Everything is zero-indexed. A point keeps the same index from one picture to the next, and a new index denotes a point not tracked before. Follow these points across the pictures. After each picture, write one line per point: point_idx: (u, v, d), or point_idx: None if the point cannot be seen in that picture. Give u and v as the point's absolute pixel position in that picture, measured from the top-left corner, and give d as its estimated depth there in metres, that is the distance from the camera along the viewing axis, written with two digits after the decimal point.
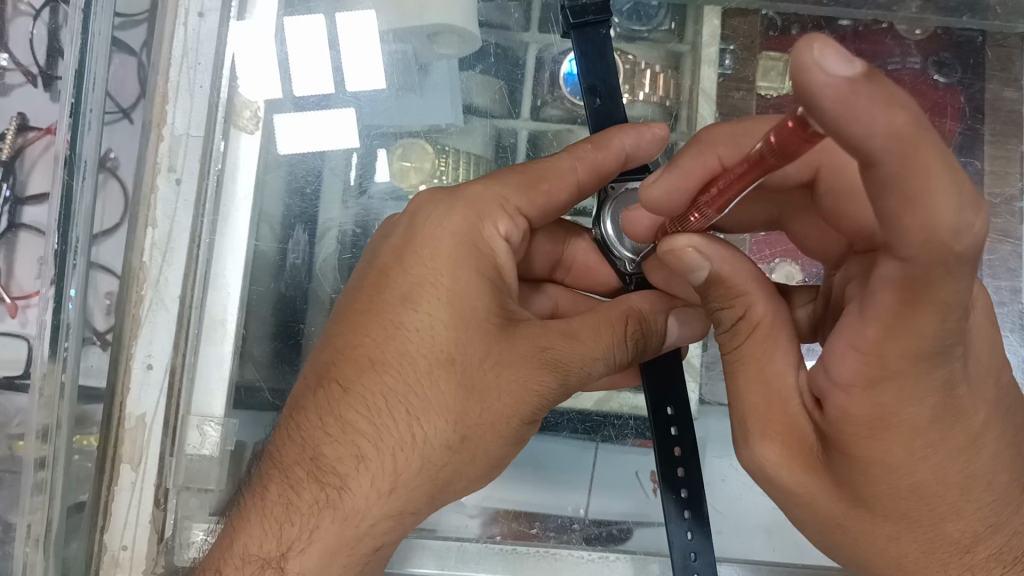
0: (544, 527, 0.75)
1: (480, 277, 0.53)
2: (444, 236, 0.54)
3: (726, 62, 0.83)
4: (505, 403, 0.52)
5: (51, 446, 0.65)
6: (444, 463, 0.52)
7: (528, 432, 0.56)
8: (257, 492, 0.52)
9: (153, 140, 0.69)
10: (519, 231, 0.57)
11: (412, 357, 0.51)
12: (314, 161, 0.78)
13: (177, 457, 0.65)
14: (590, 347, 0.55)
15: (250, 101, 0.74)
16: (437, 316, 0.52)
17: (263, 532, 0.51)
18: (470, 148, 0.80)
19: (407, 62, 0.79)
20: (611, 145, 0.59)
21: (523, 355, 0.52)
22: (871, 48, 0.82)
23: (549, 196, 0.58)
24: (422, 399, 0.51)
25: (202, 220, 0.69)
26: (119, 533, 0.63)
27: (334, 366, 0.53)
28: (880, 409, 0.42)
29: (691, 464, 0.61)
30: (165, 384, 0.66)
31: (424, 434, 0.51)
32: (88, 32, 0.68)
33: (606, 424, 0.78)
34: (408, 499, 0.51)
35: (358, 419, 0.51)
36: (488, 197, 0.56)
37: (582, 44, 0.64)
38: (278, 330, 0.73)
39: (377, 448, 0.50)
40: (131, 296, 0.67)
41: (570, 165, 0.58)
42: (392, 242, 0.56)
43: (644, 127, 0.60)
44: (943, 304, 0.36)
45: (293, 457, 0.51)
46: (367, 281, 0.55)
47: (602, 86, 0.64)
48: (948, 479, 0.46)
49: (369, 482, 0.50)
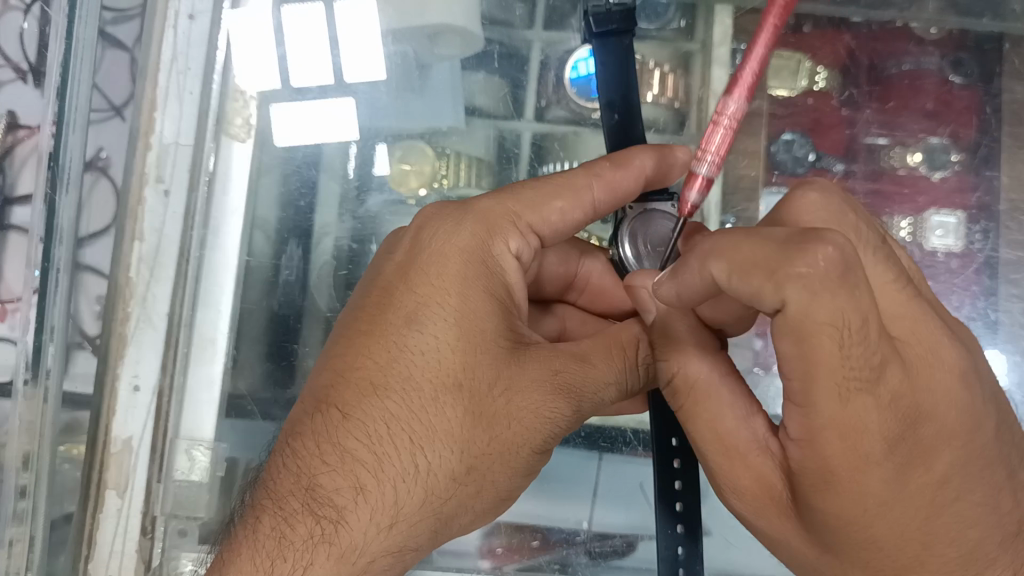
0: (543, 539, 0.75)
1: (491, 298, 0.50)
2: (452, 253, 0.51)
3: (738, 64, 0.79)
4: (514, 432, 0.49)
5: (33, 472, 0.62)
6: (448, 494, 0.49)
7: (538, 462, 0.53)
8: (248, 526, 0.47)
9: (139, 150, 0.66)
10: (530, 249, 0.53)
11: (417, 381, 0.49)
12: (308, 170, 0.74)
13: (164, 483, 0.63)
14: (599, 374, 0.52)
15: (240, 107, 0.71)
16: (445, 339, 0.49)
17: (253, 568, 0.46)
18: (472, 152, 0.78)
19: (407, 64, 0.76)
20: (631, 164, 0.54)
21: (533, 381, 0.50)
22: (888, 49, 0.80)
23: (562, 215, 0.53)
24: (426, 427, 0.48)
25: (191, 234, 0.67)
26: (103, 563, 0.62)
27: (333, 390, 0.49)
28: (829, 464, 0.40)
29: (690, 499, 0.57)
30: (151, 407, 0.64)
31: (428, 465, 0.48)
32: (71, 37, 0.65)
33: (613, 445, 0.75)
34: (410, 534, 0.48)
35: (358, 447, 0.47)
36: (498, 212, 0.52)
37: (603, 53, 0.61)
38: (272, 350, 0.71)
39: (377, 479, 0.47)
40: (117, 313, 0.65)
41: (585, 182, 0.53)
42: (395, 257, 0.53)
43: (668, 149, 0.56)
44: (830, 322, 0.37)
45: (287, 487, 0.48)
46: (369, 298, 0.52)
47: (622, 100, 0.61)
48: (911, 529, 0.42)
49: (368, 515, 0.47)
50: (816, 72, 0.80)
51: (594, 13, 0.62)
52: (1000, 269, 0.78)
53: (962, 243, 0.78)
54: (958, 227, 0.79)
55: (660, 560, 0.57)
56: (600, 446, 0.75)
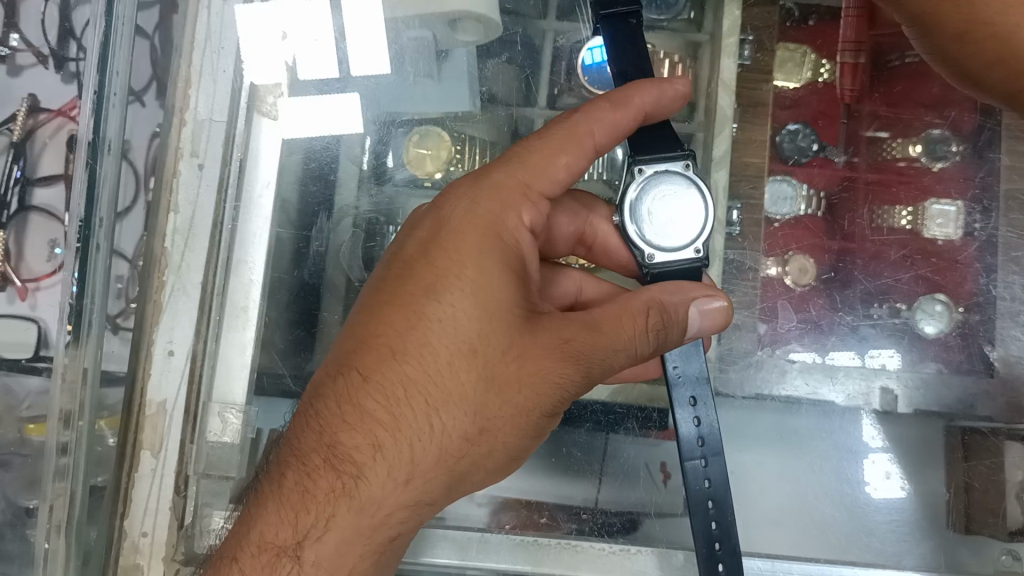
0: (552, 517, 0.75)
1: (506, 270, 0.52)
2: (467, 228, 0.53)
3: (745, 53, 0.83)
4: (524, 396, 0.52)
5: (74, 430, 0.64)
6: (460, 454, 0.51)
7: (546, 425, 0.55)
8: (275, 478, 0.51)
9: (176, 126, 0.69)
10: (541, 216, 0.56)
11: (434, 347, 0.51)
12: (330, 152, 0.76)
13: (197, 444, 0.65)
14: (614, 343, 0.53)
15: (270, 86, 0.73)
16: (460, 308, 0.51)
17: (277, 519, 0.50)
18: (487, 136, 0.80)
19: (426, 47, 0.78)
20: (629, 102, 0.57)
21: (544, 347, 0.51)
22: (890, 40, 0.82)
23: (567, 168, 0.57)
24: (441, 390, 0.50)
25: (224, 207, 0.69)
26: (139, 519, 0.63)
27: (355, 355, 0.51)
28: None
29: (715, 457, 0.61)
30: (186, 371, 0.66)
31: (442, 425, 0.50)
32: (111, 16, 0.66)
33: (628, 416, 0.78)
34: (424, 490, 0.51)
35: (376, 408, 0.50)
36: (511, 183, 0.55)
37: (609, 33, 0.64)
38: (301, 318, 0.74)
39: (394, 438, 0.50)
40: (153, 282, 0.67)
41: (586, 128, 0.57)
42: (417, 232, 0.55)
43: (666, 84, 0.58)
44: None
45: (310, 445, 0.50)
46: (389, 270, 0.54)
47: (635, 70, 0.63)
48: None
49: (386, 472, 0.49)
50: (821, 64, 0.84)
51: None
52: (997, 247, 0.80)
53: (961, 231, 0.81)
54: (958, 215, 0.81)
55: (695, 514, 0.61)
56: (616, 411, 0.78)
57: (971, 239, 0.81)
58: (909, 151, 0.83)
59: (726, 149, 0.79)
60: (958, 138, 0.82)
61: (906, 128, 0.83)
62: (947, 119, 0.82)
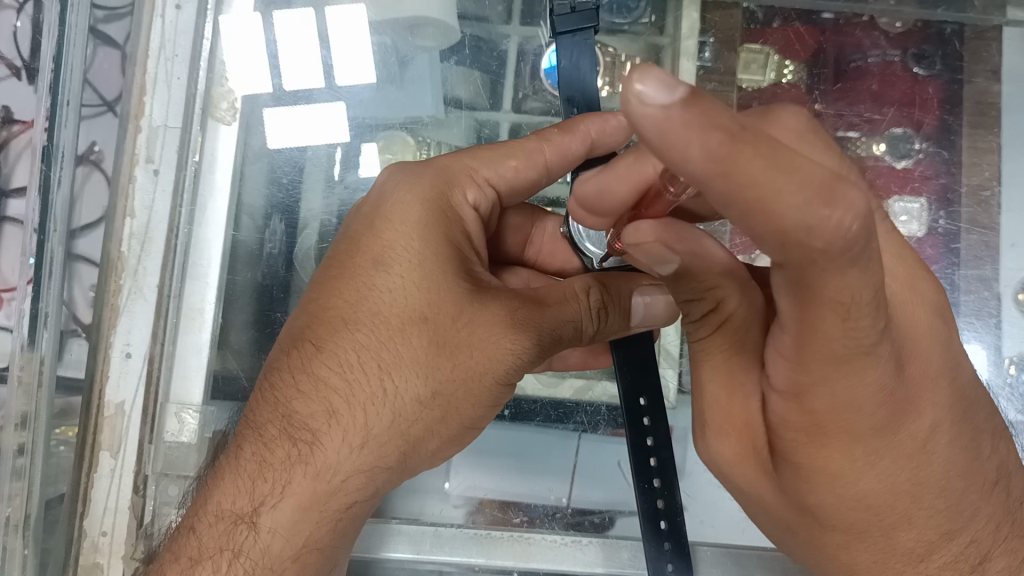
0: (525, 516, 0.75)
1: (449, 243, 0.54)
2: (413, 203, 0.55)
3: (705, 54, 0.82)
4: (476, 359, 0.52)
5: (30, 431, 0.66)
6: (415, 418, 0.51)
7: (507, 394, 0.56)
8: (232, 456, 0.51)
9: (131, 132, 0.71)
10: (488, 201, 0.58)
11: (385, 316, 0.51)
12: (295, 156, 0.78)
13: (155, 445, 0.67)
14: (557, 315, 0.54)
15: (227, 92, 0.76)
16: (409, 278, 0.52)
17: (235, 489, 0.49)
18: (449, 140, 0.80)
19: (386, 53, 0.80)
20: (576, 129, 0.58)
21: (492, 316, 0.52)
22: (847, 41, 0.84)
23: (517, 172, 0.59)
24: (393, 354, 0.51)
25: (180, 211, 0.71)
26: (98, 520, 0.66)
27: (308, 329, 0.52)
28: (815, 416, 0.42)
29: (664, 454, 0.62)
30: (144, 372, 0.68)
31: (396, 389, 0.50)
32: (65, 24, 0.69)
33: (578, 410, 0.78)
34: (381, 453, 0.50)
35: (330, 374, 0.50)
36: (457, 167, 0.58)
37: (568, 53, 0.64)
38: (257, 319, 0.73)
39: (348, 403, 0.50)
40: (110, 286, 0.69)
41: (539, 146, 0.58)
42: (363, 212, 0.56)
43: (610, 115, 0.59)
44: (837, 301, 0.35)
45: (267, 416, 0.51)
46: (338, 249, 0.56)
47: (582, 95, 0.65)
48: (896, 487, 0.46)
49: (341, 436, 0.49)
50: (783, 65, 0.84)
51: (556, 11, 0.63)
52: (957, 246, 0.80)
53: (924, 226, 0.80)
54: (922, 212, 0.81)
55: (642, 513, 0.61)
56: (568, 406, 0.78)
57: (933, 235, 0.80)
58: (873, 149, 0.82)
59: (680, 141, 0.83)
60: (917, 135, 0.82)
61: (870, 126, 0.82)
62: (901, 115, 0.83)
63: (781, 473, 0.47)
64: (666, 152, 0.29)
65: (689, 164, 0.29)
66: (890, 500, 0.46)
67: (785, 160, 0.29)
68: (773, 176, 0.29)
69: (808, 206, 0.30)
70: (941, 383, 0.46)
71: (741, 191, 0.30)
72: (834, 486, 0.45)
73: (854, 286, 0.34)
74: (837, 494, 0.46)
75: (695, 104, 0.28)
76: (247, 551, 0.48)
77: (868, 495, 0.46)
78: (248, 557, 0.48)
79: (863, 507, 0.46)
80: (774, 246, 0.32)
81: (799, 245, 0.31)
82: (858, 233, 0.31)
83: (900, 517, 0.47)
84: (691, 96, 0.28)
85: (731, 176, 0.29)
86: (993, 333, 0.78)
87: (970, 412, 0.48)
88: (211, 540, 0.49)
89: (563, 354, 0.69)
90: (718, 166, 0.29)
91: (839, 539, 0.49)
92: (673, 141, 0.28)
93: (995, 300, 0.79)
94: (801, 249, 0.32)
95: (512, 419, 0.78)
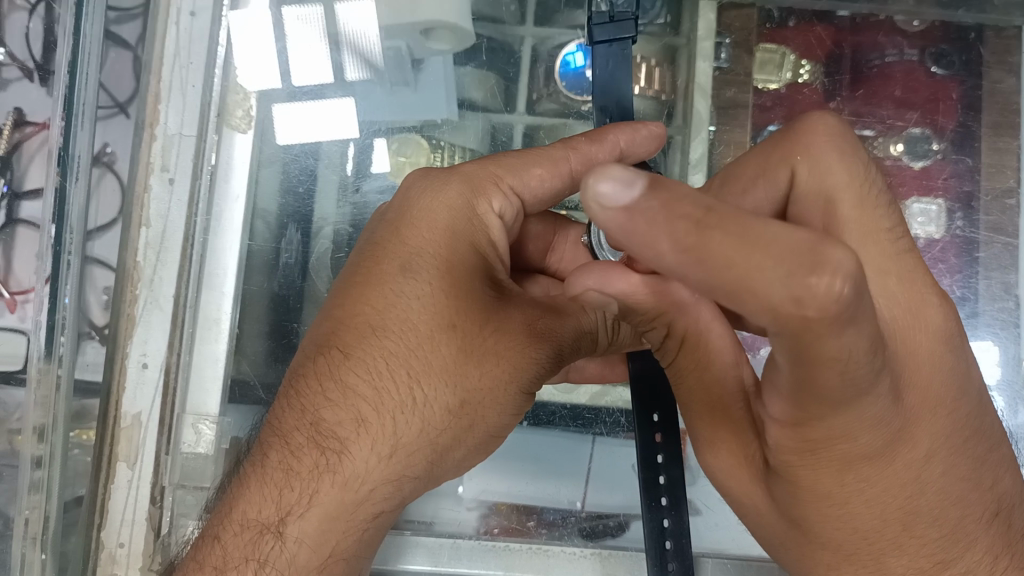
0: (540, 522, 0.74)
1: (475, 250, 0.53)
2: (439, 210, 0.54)
3: (721, 55, 0.82)
4: (502, 368, 0.52)
5: (48, 444, 0.67)
6: (443, 426, 0.51)
7: (526, 403, 0.56)
8: (256, 462, 0.50)
9: (146, 140, 0.71)
10: (513, 209, 0.56)
11: (413, 323, 0.51)
12: (307, 161, 0.78)
13: (172, 455, 0.67)
14: (576, 324, 0.55)
15: (241, 99, 0.75)
16: (438, 287, 0.51)
17: (262, 498, 0.49)
18: (464, 144, 0.80)
19: (401, 58, 0.79)
20: (604, 138, 0.57)
21: (517, 326, 0.53)
22: (867, 42, 0.83)
23: (542, 180, 0.57)
24: (423, 362, 0.50)
25: (195, 220, 0.70)
26: (115, 531, 0.65)
27: (334, 334, 0.51)
28: (812, 441, 0.41)
29: (674, 471, 0.61)
30: (160, 382, 0.68)
31: (425, 397, 0.50)
32: (79, 33, 0.69)
33: (597, 420, 0.78)
34: (409, 463, 0.50)
35: (359, 382, 0.49)
36: (482, 173, 0.56)
37: (603, 60, 0.63)
38: (273, 329, 0.74)
39: (378, 412, 0.49)
40: (126, 296, 0.69)
41: (564, 153, 0.57)
42: (386, 216, 0.55)
43: (639, 125, 0.58)
44: (834, 352, 0.33)
45: (292, 423, 0.50)
46: (364, 252, 0.54)
47: (615, 106, 0.64)
48: (886, 514, 0.44)
49: (370, 446, 0.49)
50: (800, 65, 0.83)
51: (595, 20, 0.63)
52: (978, 255, 0.79)
53: (942, 229, 0.80)
54: (939, 214, 0.80)
55: (649, 533, 0.61)
56: (585, 415, 0.78)
57: (952, 237, 0.80)
58: (891, 150, 0.81)
59: (703, 153, 0.79)
60: (937, 138, 0.81)
61: (889, 129, 0.82)
62: (923, 121, 0.81)
63: (775, 491, 0.46)
64: (641, 246, 0.30)
65: (663, 257, 0.30)
66: (880, 527, 0.45)
67: (757, 235, 0.28)
68: (746, 256, 0.28)
69: (791, 278, 0.28)
70: (939, 412, 0.45)
71: (720, 272, 0.29)
72: (825, 504, 0.44)
73: (855, 342, 0.33)
74: (828, 517, 0.45)
75: (659, 193, 0.29)
76: (273, 561, 0.48)
77: (858, 519, 0.44)
78: (274, 567, 0.48)
79: (852, 530, 0.45)
80: (767, 318, 0.30)
81: (792, 316, 0.29)
82: (851, 294, 0.28)
83: (891, 544, 0.45)
84: (653, 181, 0.29)
85: (703, 261, 0.29)
86: (1014, 342, 0.77)
87: (968, 443, 0.46)
88: (237, 549, 0.48)
89: (580, 363, 0.68)
90: (690, 255, 0.29)
91: (831, 562, 0.47)
92: (643, 237, 0.29)
93: (1015, 308, 0.78)
94: (796, 316, 0.29)
95: (532, 423, 0.77)
